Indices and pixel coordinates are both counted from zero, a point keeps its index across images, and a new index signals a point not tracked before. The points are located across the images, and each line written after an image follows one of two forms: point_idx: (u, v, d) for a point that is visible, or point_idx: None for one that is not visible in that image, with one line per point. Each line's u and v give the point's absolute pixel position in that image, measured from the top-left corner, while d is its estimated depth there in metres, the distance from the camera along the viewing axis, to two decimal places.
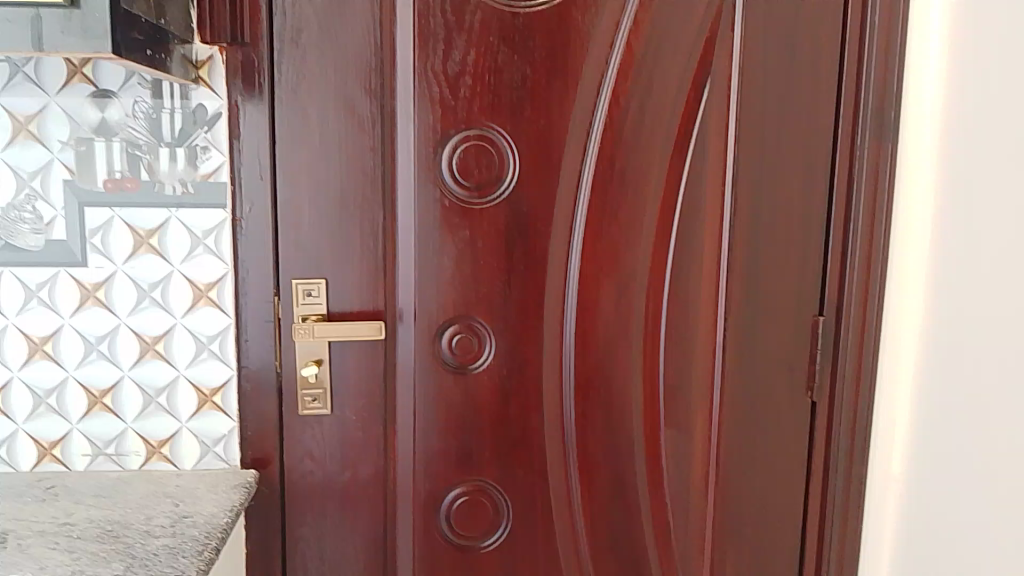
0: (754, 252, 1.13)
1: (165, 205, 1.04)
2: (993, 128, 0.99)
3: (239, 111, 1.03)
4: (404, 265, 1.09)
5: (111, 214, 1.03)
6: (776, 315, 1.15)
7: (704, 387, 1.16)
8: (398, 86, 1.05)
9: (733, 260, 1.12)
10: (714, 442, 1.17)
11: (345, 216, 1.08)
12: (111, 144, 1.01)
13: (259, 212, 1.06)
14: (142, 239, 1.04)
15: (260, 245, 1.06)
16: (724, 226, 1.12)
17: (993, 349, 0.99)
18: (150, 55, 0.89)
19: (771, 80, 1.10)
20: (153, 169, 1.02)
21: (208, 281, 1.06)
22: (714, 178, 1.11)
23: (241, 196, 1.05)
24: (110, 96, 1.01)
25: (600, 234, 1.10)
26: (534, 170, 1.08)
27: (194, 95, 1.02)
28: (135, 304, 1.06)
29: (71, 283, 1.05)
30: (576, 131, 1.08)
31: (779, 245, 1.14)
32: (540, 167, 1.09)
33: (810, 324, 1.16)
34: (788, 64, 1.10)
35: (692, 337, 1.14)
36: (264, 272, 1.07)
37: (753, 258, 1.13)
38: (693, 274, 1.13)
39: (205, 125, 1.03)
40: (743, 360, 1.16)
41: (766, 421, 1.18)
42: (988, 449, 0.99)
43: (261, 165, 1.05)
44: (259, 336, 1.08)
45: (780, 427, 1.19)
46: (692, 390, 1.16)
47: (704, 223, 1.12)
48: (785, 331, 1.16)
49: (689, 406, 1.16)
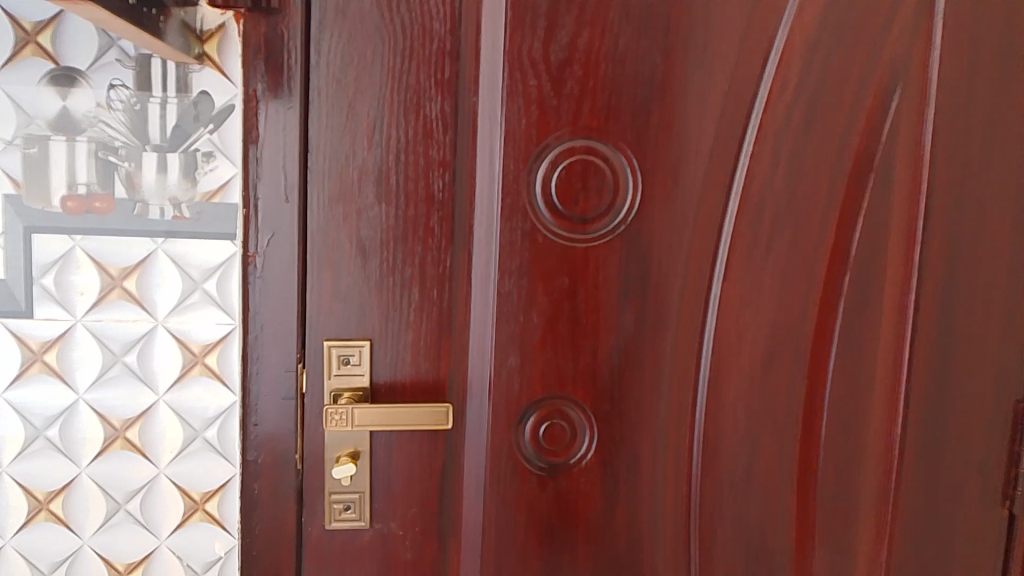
0: (948, 314, 0.83)
1: (148, 233, 0.73)
2: None
3: (258, 105, 0.71)
4: (478, 326, 0.78)
5: (72, 244, 0.73)
6: (971, 399, 0.85)
7: (874, 493, 0.86)
8: (482, 78, 0.75)
9: (920, 324, 0.83)
10: (883, 564, 0.87)
11: (399, 258, 0.76)
12: (75, 145, 0.71)
13: (283, 249, 0.74)
14: (114, 281, 0.74)
15: (282, 292, 0.74)
16: (912, 281, 0.83)
17: None
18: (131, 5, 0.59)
19: (980, 85, 0.80)
20: (133, 182, 0.72)
21: (204, 342, 0.75)
22: (901, 214, 0.81)
23: (257, 223, 0.73)
24: (77, 77, 0.70)
25: (747, 288, 0.80)
26: (664, 197, 0.78)
27: (195, 81, 0.71)
28: (100, 372, 0.75)
29: (11, 340, 0.74)
30: (722, 143, 0.78)
31: (979, 305, 0.84)
32: (671, 190, 0.78)
33: (1011, 412, 0.86)
34: (1004, 63, 0.80)
35: (862, 426, 0.84)
36: (285, 331, 0.75)
37: (947, 322, 0.84)
38: (868, 342, 0.83)
39: (209, 123, 0.72)
40: (924, 458, 0.86)
41: (949, 538, 0.88)
42: None
43: (287, 182, 0.73)
44: (276, 418, 0.76)
45: (969, 546, 0.88)
46: (860, 497, 0.86)
47: (886, 275, 0.82)
48: (980, 420, 0.86)
49: (852, 516, 0.86)
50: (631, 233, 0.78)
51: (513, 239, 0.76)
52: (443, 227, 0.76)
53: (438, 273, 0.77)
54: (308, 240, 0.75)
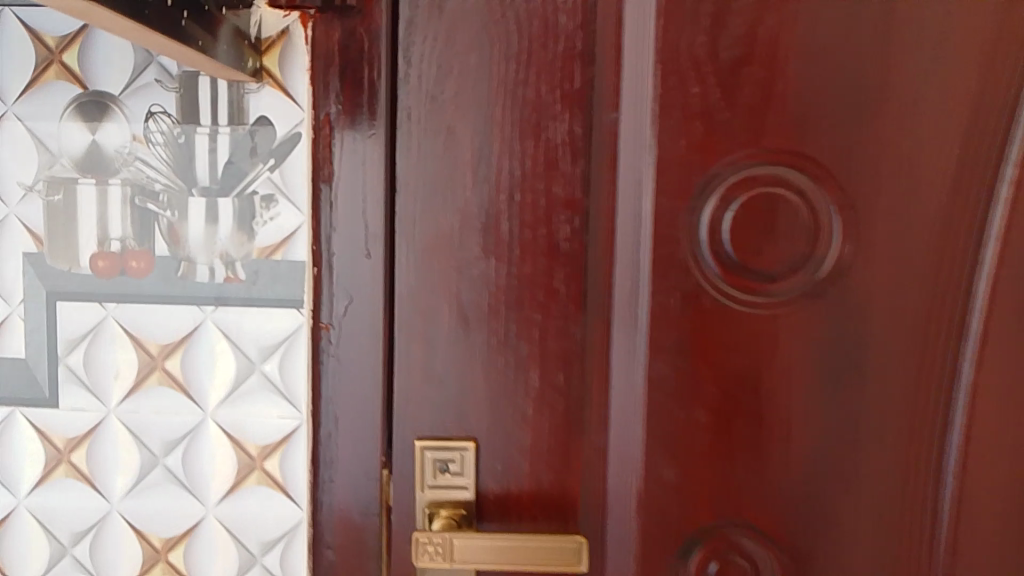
0: None
1: (194, 301, 0.57)
2: None
3: (332, 134, 0.54)
4: (625, 428, 0.55)
5: (103, 314, 0.58)
6: None
7: None
8: (623, 81, 0.53)
9: None
10: None
11: (513, 333, 0.55)
12: (107, 190, 0.57)
13: (362, 321, 0.56)
14: (153, 362, 0.58)
15: (362, 379, 0.56)
16: None
17: None
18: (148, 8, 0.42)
19: None
20: (176, 236, 0.56)
21: (263, 443, 0.58)
22: None
23: (331, 285, 0.55)
24: (109, 105, 0.56)
25: (1012, 378, 0.53)
26: (887, 245, 0.52)
27: (251, 104, 0.55)
28: (138, 478, 0.59)
29: (32, 435, 0.59)
30: (979, 159, 0.51)
31: None
32: (900, 235, 0.52)
33: None
34: None
35: None
36: (365, 428, 0.57)
37: None
38: None
39: (269, 158, 0.56)
40: None
41: None
42: None
43: (369, 233, 0.55)
44: (349, 543, 0.57)
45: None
46: None
47: None
48: None
49: None
50: (838, 294, 0.52)
51: (667, 303, 0.53)
52: (570, 288, 0.55)
53: (562, 352, 0.55)
54: (397, 309, 0.55)
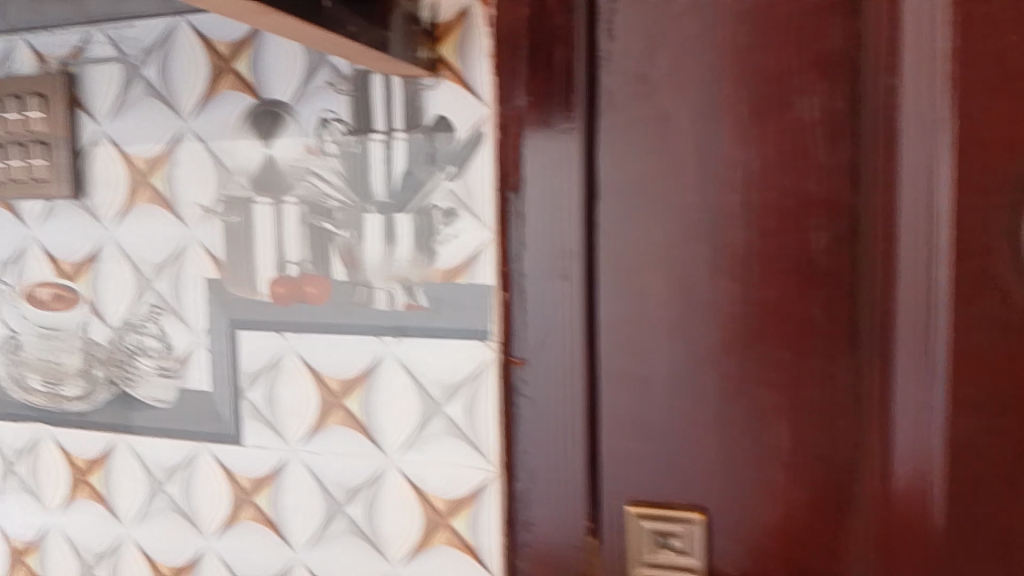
0: None
1: (373, 330, 0.50)
2: None
3: (521, 134, 0.45)
4: (917, 515, 0.39)
5: (282, 345, 0.53)
6: None
7: None
8: (907, 31, 0.37)
9: None
10: None
11: (754, 373, 0.42)
12: (283, 208, 0.51)
13: (559, 357, 0.46)
14: (334, 400, 0.52)
15: (560, 428, 0.46)
16: None
17: None
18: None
19: None
20: (354, 258, 0.50)
21: (450, 497, 0.50)
22: None
23: (521, 316, 0.46)
24: (281, 115, 0.50)
25: None
26: None
27: (429, 103, 0.47)
28: (321, 527, 0.53)
29: (217, 473, 0.56)
30: None
31: None
32: None
33: None
34: None
35: None
36: (565, 490, 0.46)
37: None
38: None
39: (448, 164, 0.47)
40: None
41: None
42: None
43: (564, 248, 0.45)
44: None
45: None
46: None
47: None
48: None
49: None
50: None
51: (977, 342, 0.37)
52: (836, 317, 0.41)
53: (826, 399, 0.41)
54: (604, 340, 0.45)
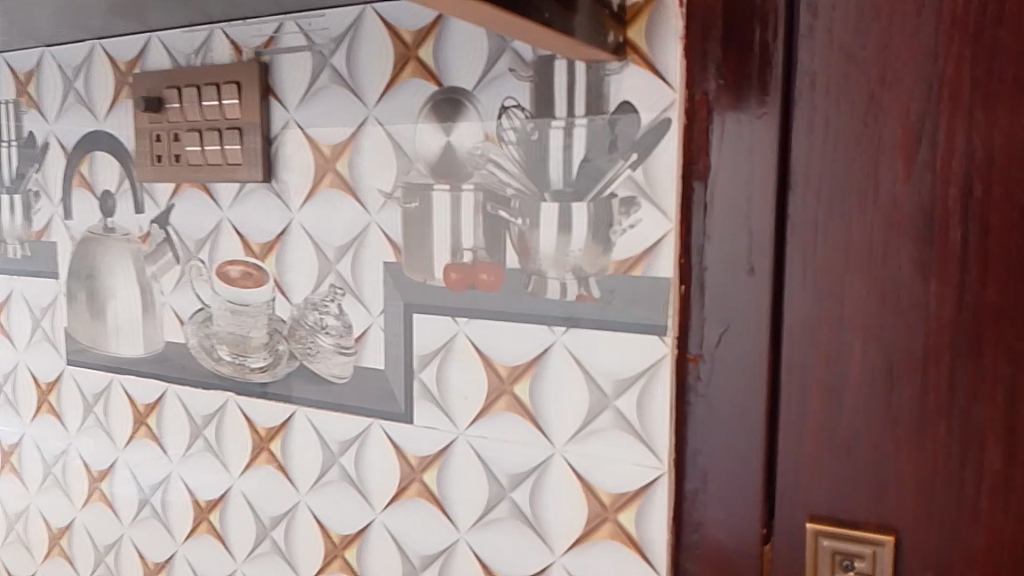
0: None
1: (545, 319, 0.50)
2: None
3: (710, 118, 0.43)
4: None
5: (454, 329, 0.54)
6: None
7: None
8: None
9: None
10: None
11: (961, 385, 0.39)
12: (460, 195, 0.52)
13: (740, 354, 0.44)
14: (503, 385, 0.52)
15: (737, 428, 0.44)
16: None
17: None
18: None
19: None
20: (528, 247, 0.50)
21: (616, 491, 0.49)
22: None
23: (701, 308, 0.45)
24: (462, 102, 0.51)
25: None
26: None
27: (613, 88, 0.46)
28: (485, 510, 0.54)
29: (387, 449, 0.58)
30: None
31: None
32: None
33: None
34: None
35: None
36: (739, 491, 0.45)
37: None
38: None
39: (630, 152, 0.46)
40: None
41: None
42: None
43: (753, 242, 0.43)
44: None
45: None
46: None
47: None
48: None
49: None
50: None
51: None
52: None
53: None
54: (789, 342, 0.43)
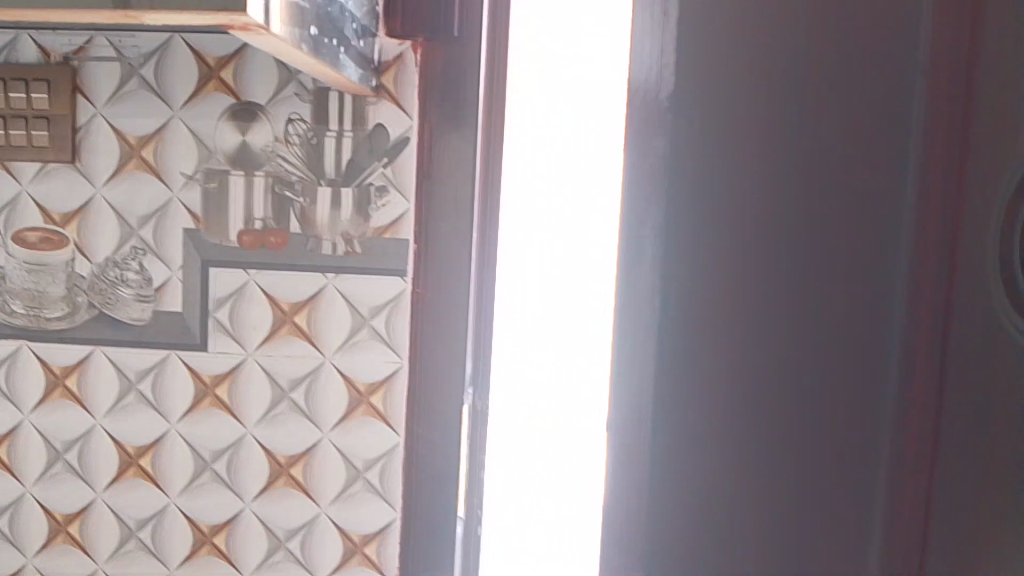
0: None
1: (320, 269, 0.72)
2: None
3: (433, 135, 0.70)
4: None
5: (247, 278, 0.73)
6: None
7: None
8: None
9: None
10: None
11: None
12: (253, 179, 0.72)
13: (454, 276, 0.72)
14: (285, 316, 0.73)
15: (451, 322, 0.72)
16: None
17: None
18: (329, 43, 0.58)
19: None
20: (308, 218, 0.72)
21: (369, 381, 0.73)
22: None
23: (429, 255, 0.71)
24: (256, 113, 0.71)
25: None
26: None
27: (371, 113, 0.70)
28: (269, 409, 0.74)
29: (185, 373, 0.75)
30: None
31: None
32: None
33: None
34: None
35: None
36: (451, 364, 0.72)
37: None
38: None
39: (383, 156, 0.71)
40: None
41: None
42: None
43: (457, 210, 0.71)
44: (436, 456, 0.74)
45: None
46: None
47: None
48: None
49: None
50: None
51: None
52: None
53: None
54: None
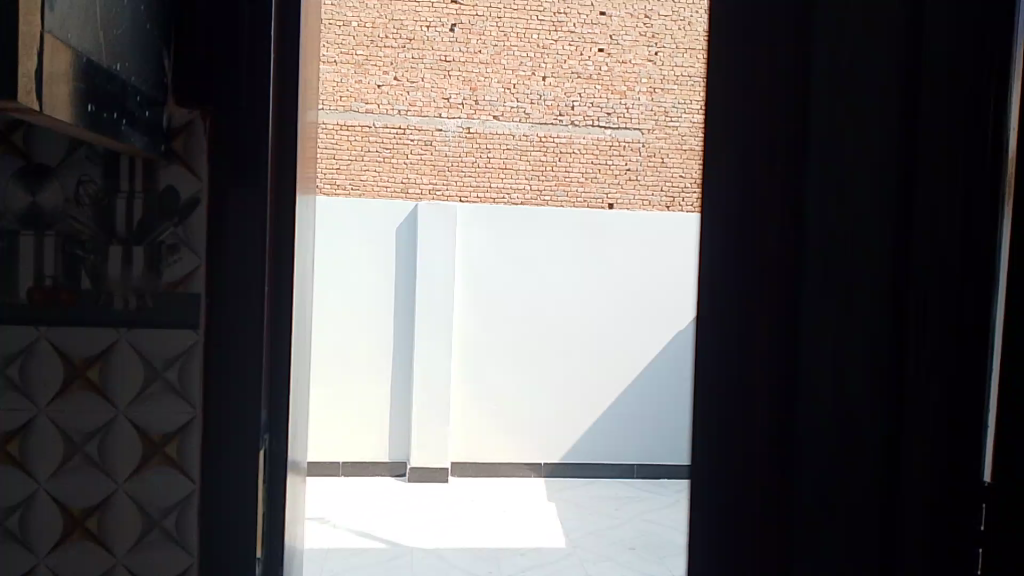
0: None
1: (111, 323, 0.74)
2: None
3: (223, 194, 0.75)
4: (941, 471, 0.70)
5: (36, 334, 0.73)
6: None
7: None
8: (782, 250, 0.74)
9: None
10: None
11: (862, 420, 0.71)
12: (42, 240, 0.72)
13: (249, 314, 0.76)
14: (78, 370, 0.75)
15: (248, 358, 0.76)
16: None
17: None
18: (109, 117, 0.62)
19: None
20: (99, 275, 0.73)
21: (163, 431, 0.75)
22: None
23: (224, 299, 0.75)
24: (45, 174, 0.72)
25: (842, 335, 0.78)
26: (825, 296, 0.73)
27: (162, 175, 0.74)
28: (60, 463, 0.75)
29: None
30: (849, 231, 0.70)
31: None
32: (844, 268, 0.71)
33: None
34: None
35: None
36: (246, 401, 0.76)
37: None
38: None
39: (175, 216, 0.74)
40: None
41: None
42: None
43: (250, 255, 0.75)
44: (233, 493, 0.77)
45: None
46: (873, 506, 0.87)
47: None
48: None
49: None
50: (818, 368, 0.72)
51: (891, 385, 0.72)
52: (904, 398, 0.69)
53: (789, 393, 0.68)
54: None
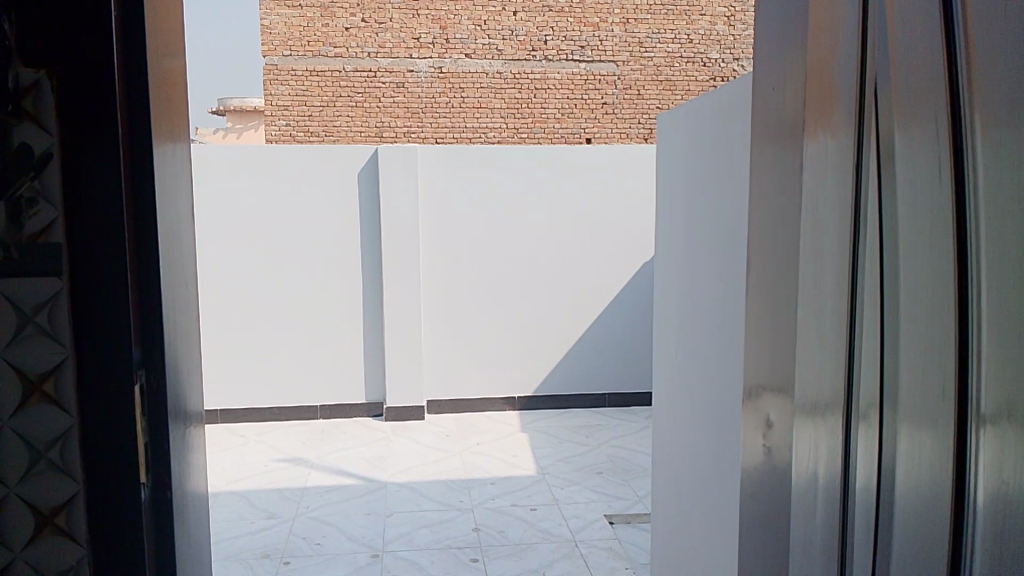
0: (782, 213, 0.92)
1: None
2: (774, 63, 0.95)
3: (75, 147, 0.79)
4: None
5: None
6: (766, 280, 0.97)
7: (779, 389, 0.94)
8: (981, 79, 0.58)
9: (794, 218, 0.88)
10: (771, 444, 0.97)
11: None
12: None
13: (111, 255, 0.81)
14: None
15: (113, 293, 0.81)
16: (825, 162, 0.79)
17: (776, 272, 0.94)
18: None
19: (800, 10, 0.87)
20: None
21: (40, 371, 0.82)
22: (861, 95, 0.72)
23: (84, 244, 0.80)
24: None
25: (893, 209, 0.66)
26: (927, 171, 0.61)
27: (16, 133, 0.78)
28: None
29: None
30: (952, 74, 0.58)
31: (782, 200, 0.92)
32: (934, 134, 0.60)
33: (762, 285, 0.99)
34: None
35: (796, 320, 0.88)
36: (111, 335, 0.82)
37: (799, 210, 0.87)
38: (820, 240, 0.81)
39: (30, 172, 0.78)
40: (771, 332, 0.95)
41: (768, 386, 0.97)
42: (775, 347, 0.95)
43: (106, 202, 0.80)
44: (106, 419, 0.83)
45: (758, 522, 1.01)
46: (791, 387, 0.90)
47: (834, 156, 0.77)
48: (764, 300, 0.98)
49: (789, 410, 0.91)
50: None
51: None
52: None
53: None
54: (831, 526, 0.78)
